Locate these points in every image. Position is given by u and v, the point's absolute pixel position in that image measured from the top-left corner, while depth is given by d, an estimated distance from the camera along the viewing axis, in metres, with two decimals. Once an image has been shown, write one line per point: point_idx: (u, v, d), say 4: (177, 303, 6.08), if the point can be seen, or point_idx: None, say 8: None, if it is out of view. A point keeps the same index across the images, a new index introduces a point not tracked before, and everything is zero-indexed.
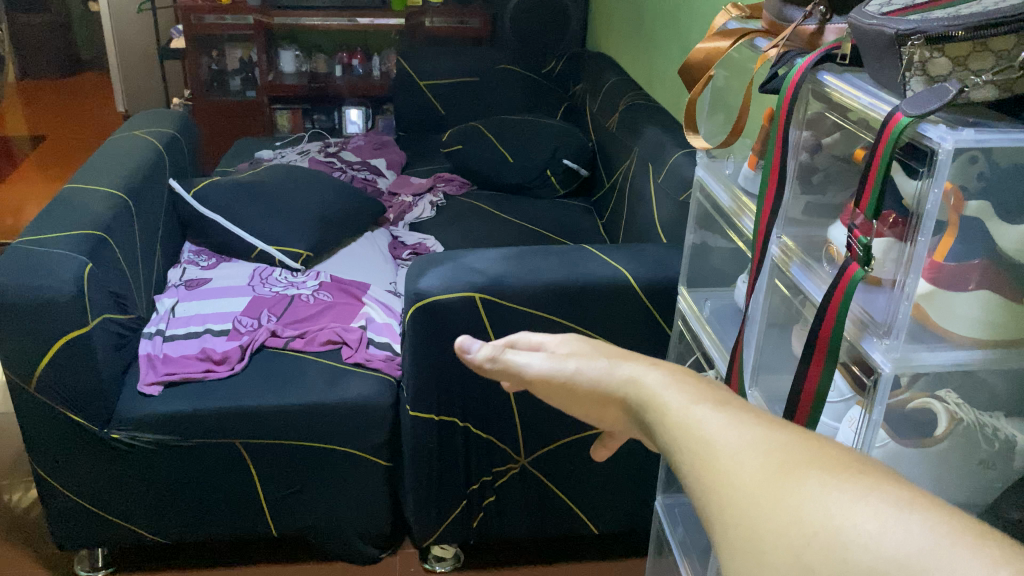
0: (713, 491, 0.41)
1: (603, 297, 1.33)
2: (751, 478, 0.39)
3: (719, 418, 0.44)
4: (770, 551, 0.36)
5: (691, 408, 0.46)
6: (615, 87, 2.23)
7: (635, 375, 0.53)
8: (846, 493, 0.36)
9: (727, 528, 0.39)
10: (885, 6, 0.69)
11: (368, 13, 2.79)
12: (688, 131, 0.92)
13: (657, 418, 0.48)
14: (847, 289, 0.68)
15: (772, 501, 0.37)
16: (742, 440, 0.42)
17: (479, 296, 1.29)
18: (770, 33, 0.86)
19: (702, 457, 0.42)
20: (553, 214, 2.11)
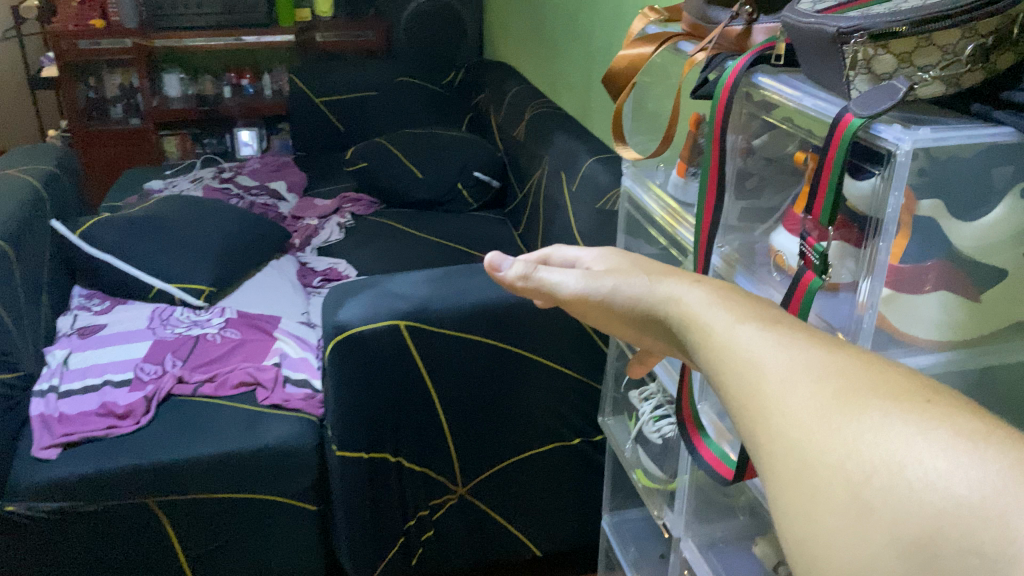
0: (759, 417, 0.39)
1: (532, 314, 1.28)
2: (808, 405, 0.37)
3: (765, 339, 0.42)
4: (824, 487, 0.34)
5: (735, 328, 0.44)
6: (519, 96, 2.20)
7: (681, 295, 0.52)
8: (911, 426, 0.33)
9: (775, 457, 0.37)
10: (816, 5, 0.66)
11: (255, 31, 2.68)
12: (618, 143, 0.89)
13: (700, 338, 0.47)
14: (805, 299, 0.65)
15: (827, 433, 0.35)
16: (794, 362, 0.39)
17: (403, 324, 1.22)
18: (693, 36, 0.83)
19: (747, 380, 0.40)
20: (467, 228, 2.05)
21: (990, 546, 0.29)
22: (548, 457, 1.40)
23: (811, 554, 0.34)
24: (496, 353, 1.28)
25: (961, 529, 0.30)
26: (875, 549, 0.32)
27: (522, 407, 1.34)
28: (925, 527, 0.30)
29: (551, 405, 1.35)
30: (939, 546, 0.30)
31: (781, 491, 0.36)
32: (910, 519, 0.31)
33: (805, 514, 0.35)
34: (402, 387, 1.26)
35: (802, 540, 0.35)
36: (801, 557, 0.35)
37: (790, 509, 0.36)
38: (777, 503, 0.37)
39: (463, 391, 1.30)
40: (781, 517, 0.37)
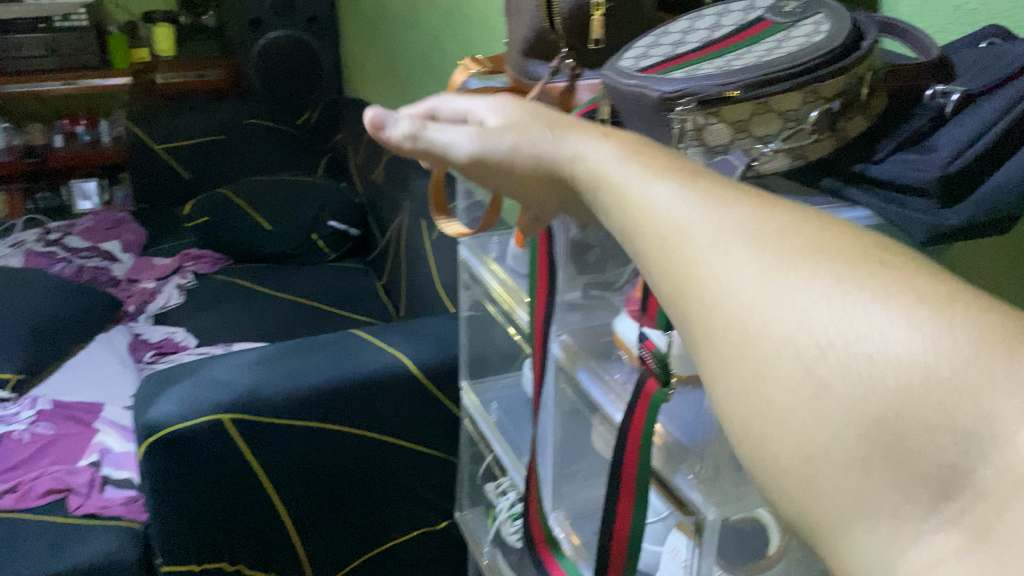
0: (684, 289, 0.30)
1: (380, 395, 1.13)
2: (747, 267, 0.28)
3: (683, 193, 0.32)
4: (770, 365, 0.27)
5: (651, 182, 0.33)
6: (378, 135, 2.04)
7: (588, 150, 0.37)
8: (867, 287, 0.25)
9: (710, 333, 0.29)
10: (641, 60, 0.56)
11: (87, 74, 2.44)
12: (440, 215, 0.78)
13: (609, 198, 0.35)
14: (648, 417, 0.53)
15: (772, 300, 0.27)
16: (724, 220, 0.30)
17: (226, 418, 1.05)
18: (516, 91, 0.73)
19: (665, 244, 0.31)
20: (325, 280, 1.89)
21: (968, 422, 0.23)
22: (415, 540, 1.25)
23: (753, 442, 0.28)
24: (342, 440, 1.12)
25: (932, 404, 0.23)
26: (829, 434, 0.25)
27: (379, 494, 1.19)
28: (889, 404, 0.24)
29: (411, 489, 1.21)
30: (907, 427, 0.23)
31: (715, 372, 0.29)
32: (867, 397, 0.24)
33: (745, 397, 0.28)
34: (233, 492, 1.09)
35: (741, 426, 0.28)
36: (746, 448, 0.28)
37: (732, 392, 0.28)
38: (712, 388, 0.30)
39: (309, 486, 1.13)
40: (719, 403, 0.29)
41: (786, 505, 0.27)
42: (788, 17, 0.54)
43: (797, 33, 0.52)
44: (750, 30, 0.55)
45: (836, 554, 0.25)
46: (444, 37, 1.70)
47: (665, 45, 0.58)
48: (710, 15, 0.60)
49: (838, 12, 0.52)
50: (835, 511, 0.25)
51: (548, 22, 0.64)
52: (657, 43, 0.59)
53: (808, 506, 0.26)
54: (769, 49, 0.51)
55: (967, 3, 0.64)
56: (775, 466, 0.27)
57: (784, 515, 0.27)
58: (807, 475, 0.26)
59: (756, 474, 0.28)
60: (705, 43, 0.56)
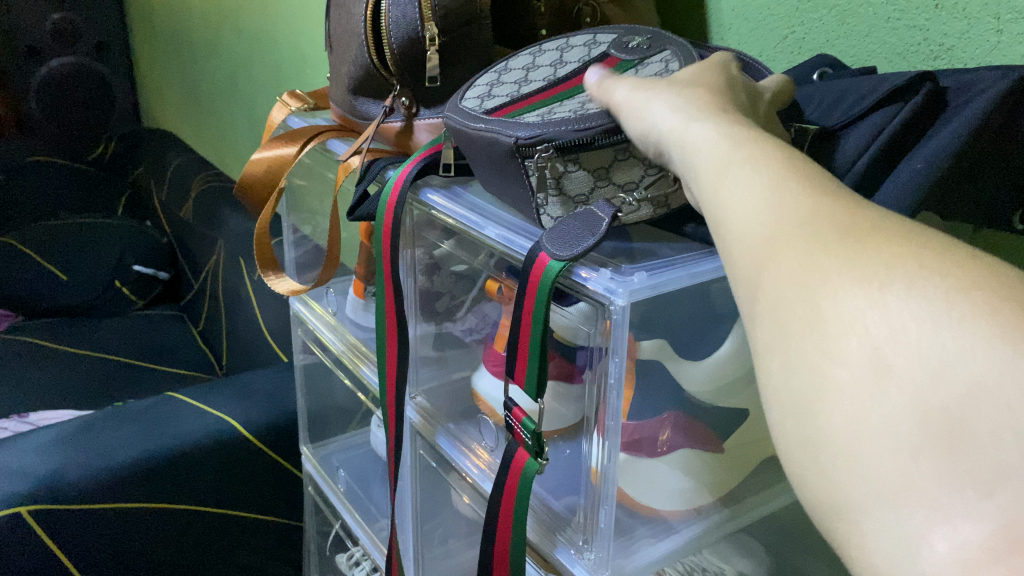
0: (759, 275, 0.29)
1: (209, 463, 1.02)
2: (826, 252, 0.27)
3: (776, 187, 0.30)
4: (835, 339, 0.25)
5: (742, 171, 0.32)
6: (182, 169, 1.89)
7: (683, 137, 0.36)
8: (951, 281, 0.24)
9: (780, 314, 0.27)
10: (488, 101, 0.52)
11: None
12: (267, 270, 0.69)
13: (705, 184, 0.34)
14: (522, 492, 0.48)
15: (850, 276, 0.25)
16: (814, 208, 0.29)
17: (26, 509, 0.89)
18: (347, 131, 0.67)
19: (747, 234, 0.30)
20: (131, 332, 1.72)
21: None
22: None
23: (799, 411, 0.26)
24: (167, 521, 0.99)
25: (999, 404, 0.22)
26: (884, 414, 0.23)
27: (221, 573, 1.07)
28: (958, 397, 0.22)
29: (249, 563, 1.09)
30: (970, 416, 0.22)
31: (773, 344, 0.27)
32: (934, 386, 0.22)
33: (795, 367, 0.26)
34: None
35: (791, 398, 0.26)
36: (778, 412, 0.27)
37: (779, 361, 0.27)
38: (756, 354, 0.29)
39: None
40: (761, 367, 0.28)
41: (812, 479, 0.25)
42: (633, 53, 0.51)
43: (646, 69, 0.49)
44: (597, 68, 0.51)
45: (856, 540, 0.24)
46: (252, 64, 1.60)
47: (508, 84, 0.54)
48: (554, 50, 0.56)
49: (685, 46, 0.50)
50: (870, 485, 0.23)
51: (377, 57, 0.59)
52: (500, 82, 0.54)
53: (838, 478, 0.24)
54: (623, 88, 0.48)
55: (793, 32, 0.65)
56: (812, 437, 0.25)
57: (807, 486, 0.26)
58: (844, 453, 0.24)
59: (785, 445, 0.27)
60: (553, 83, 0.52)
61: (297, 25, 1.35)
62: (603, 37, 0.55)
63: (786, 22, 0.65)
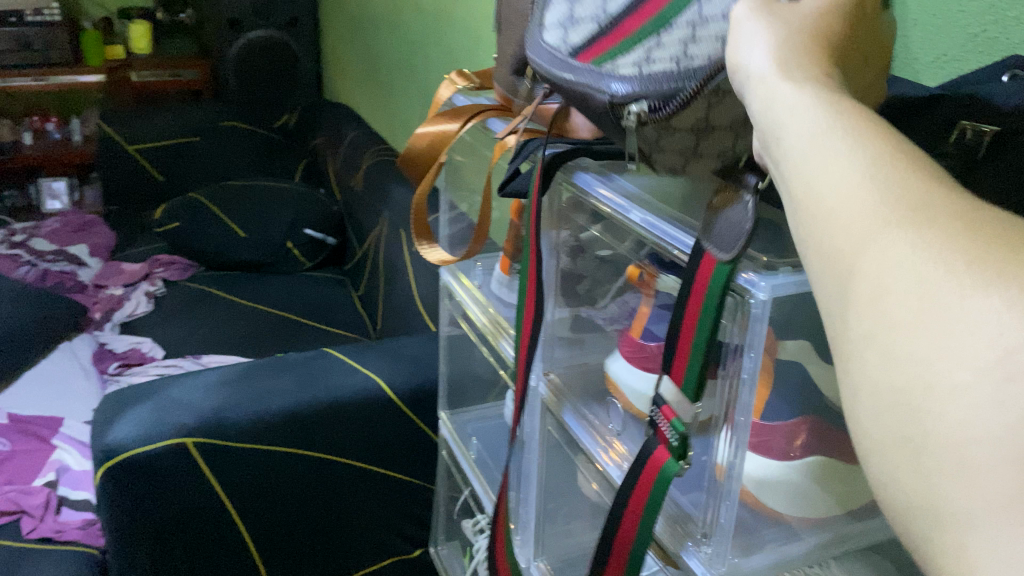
0: (850, 263, 0.28)
1: (354, 419, 1.07)
2: (929, 236, 0.26)
3: (886, 172, 0.28)
4: (956, 342, 0.24)
5: (842, 151, 0.30)
6: (356, 141, 1.99)
7: (784, 94, 0.33)
8: None
9: (887, 307, 0.26)
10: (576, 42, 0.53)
11: (63, 70, 2.37)
12: (421, 240, 0.72)
13: (800, 150, 0.31)
14: (655, 491, 0.48)
15: (979, 277, 0.24)
16: (931, 197, 0.27)
17: (190, 441, 0.98)
18: (507, 110, 0.68)
19: (845, 214, 0.29)
20: (296, 290, 1.84)
21: None
22: None
23: (908, 409, 0.25)
24: (312, 468, 1.06)
25: None
26: (1015, 425, 0.22)
27: (357, 524, 1.13)
28: None
29: (383, 515, 1.15)
30: None
31: (873, 332, 0.27)
32: None
33: (904, 361, 0.25)
34: (181, 518, 1.02)
35: (894, 392, 0.26)
36: (872, 403, 0.27)
37: (874, 346, 0.26)
38: (850, 342, 0.28)
39: (276, 516, 1.07)
40: (857, 356, 0.27)
41: (914, 481, 0.25)
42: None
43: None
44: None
45: (961, 546, 0.24)
46: (429, 44, 1.65)
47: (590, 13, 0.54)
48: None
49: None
50: (990, 497, 0.23)
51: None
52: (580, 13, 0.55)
53: (950, 487, 0.24)
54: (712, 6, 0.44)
55: (985, 30, 0.61)
56: (922, 437, 0.25)
57: (901, 490, 0.25)
58: (964, 461, 0.23)
59: (884, 439, 0.26)
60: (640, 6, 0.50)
61: (472, 9, 1.39)
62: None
63: (979, 19, 0.61)
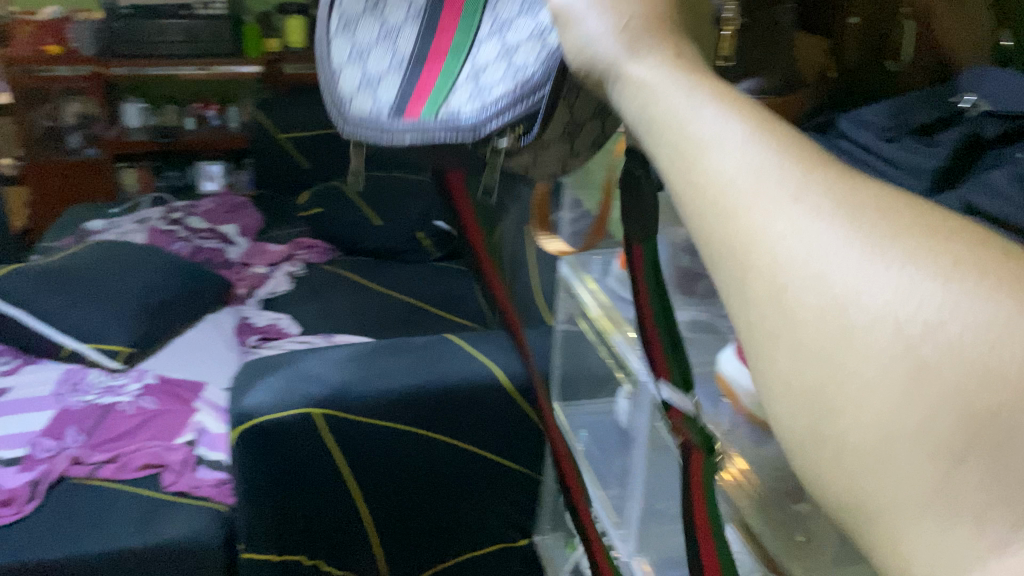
0: (724, 234, 0.26)
1: (470, 403, 1.10)
2: (812, 195, 0.25)
3: (748, 149, 0.26)
4: (855, 333, 0.23)
5: (699, 129, 0.28)
6: None
7: (639, 72, 0.31)
8: (993, 275, 0.21)
9: (777, 297, 0.24)
10: (401, 92, 0.61)
11: (225, 61, 2.53)
12: (541, 231, 0.73)
13: (660, 126, 0.29)
14: None
15: (868, 262, 0.23)
16: (806, 172, 0.25)
17: (318, 412, 1.04)
18: None
19: (719, 195, 0.27)
20: (423, 278, 1.90)
21: None
22: None
23: (818, 407, 0.23)
24: (428, 447, 1.10)
25: None
26: (924, 419, 0.21)
27: (467, 505, 1.17)
28: (1007, 404, 0.20)
29: (492, 500, 1.18)
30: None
31: (767, 324, 0.25)
32: (982, 391, 0.21)
33: (806, 354, 0.24)
34: (304, 482, 1.08)
35: (803, 391, 0.24)
36: (781, 399, 0.25)
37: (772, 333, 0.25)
38: (746, 336, 0.26)
39: (392, 490, 1.12)
40: (757, 350, 0.26)
41: (833, 481, 0.23)
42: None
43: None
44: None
45: (893, 549, 0.22)
46: None
47: (387, 55, 0.63)
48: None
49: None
50: (912, 492, 0.21)
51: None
52: (374, 63, 0.64)
53: (868, 485, 0.22)
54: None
55: None
56: (836, 438, 0.23)
57: (828, 493, 0.24)
58: (881, 457, 0.22)
59: (800, 443, 0.24)
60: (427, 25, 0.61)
61: None
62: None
63: None
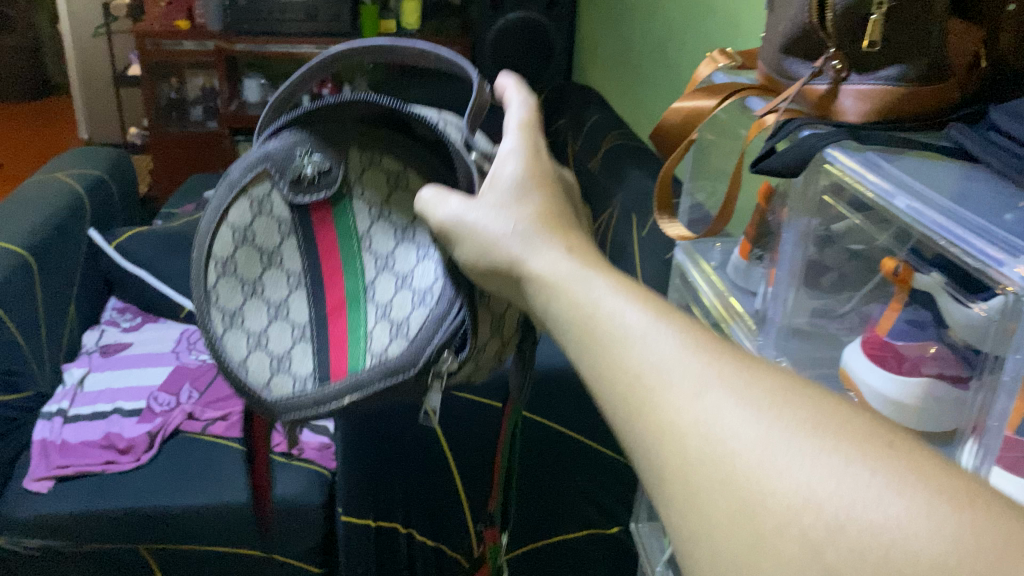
0: (649, 423, 0.37)
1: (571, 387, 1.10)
2: (735, 403, 0.34)
3: (692, 386, 0.36)
4: (772, 527, 0.30)
5: (660, 367, 0.38)
6: (599, 124, 2.01)
7: (620, 320, 0.41)
8: (881, 474, 0.29)
9: (712, 506, 0.33)
10: (322, 361, 0.65)
11: (341, 40, 2.59)
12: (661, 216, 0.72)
13: (623, 371, 0.39)
14: None
15: (782, 466, 0.31)
16: (739, 394, 0.35)
17: None
18: (768, 91, 0.67)
19: (674, 421, 0.36)
20: None
21: None
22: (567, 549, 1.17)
23: None
24: None
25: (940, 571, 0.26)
26: None
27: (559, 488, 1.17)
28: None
29: (585, 485, 1.18)
30: None
31: (710, 526, 0.33)
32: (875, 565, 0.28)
33: (742, 541, 0.31)
34: (403, 451, 1.10)
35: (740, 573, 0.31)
36: None
37: (679, 496, 0.35)
38: (693, 540, 0.34)
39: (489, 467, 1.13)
40: (705, 548, 0.33)
41: None
42: (322, 188, 0.63)
43: (377, 223, 0.65)
44: (320, 232, 0.65)
45: None
46: (684, 30, 1.63)
47: (286, 331, 0.65)
48: (255, 255, 0.64)
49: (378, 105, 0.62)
50: None
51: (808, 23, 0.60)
52: (275, 341, 0.65)
53: None
54: (385, 230, 0.65)
55: None
56: None
57: None
58: None
59: None
60: (312, 286, 0.65)
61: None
62: (275, 166, 0.62)
63: None
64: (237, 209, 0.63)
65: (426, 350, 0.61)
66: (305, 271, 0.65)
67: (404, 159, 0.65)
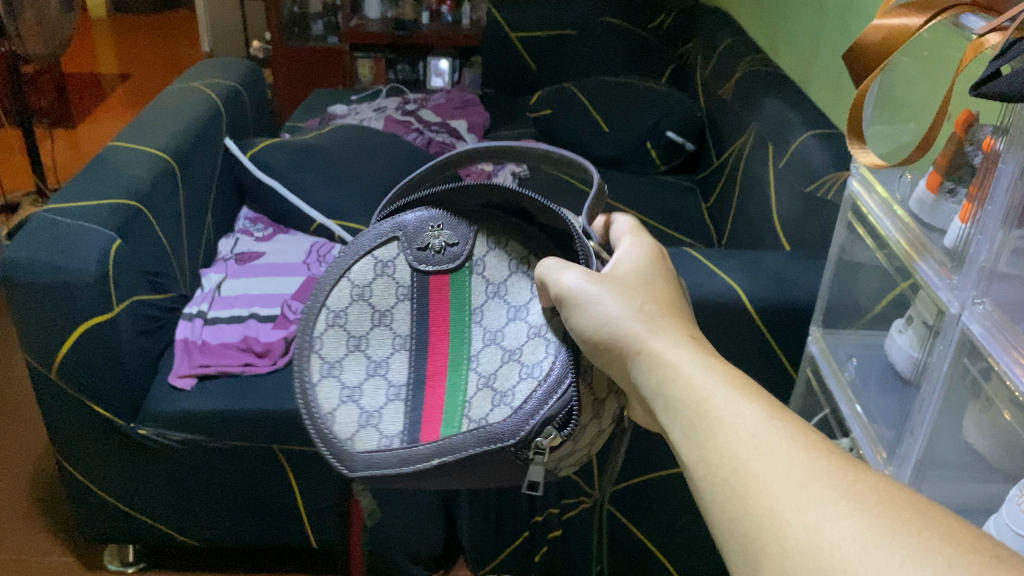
0: (746, 496, 0.43)
1: (709, 320, 1.06)
2: (845, 503, 0.40)
3: (795, 485, 0.41)
4: None
5: (761, 463, 0.43)
6: (732, 48, 1.92)
7: (744, 416, 0.46)
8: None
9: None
10: (408, 423, 0.69)
11: None
12: (853, 142, 0.68)
13: (727, 464, 0.45)
14: None
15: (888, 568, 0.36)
16: (842, 496, 0.40)
17: None
18: (987, 10, 0.61)
19: (773, 510, 0.41)
20: (650, 192, 1.86)
21: None
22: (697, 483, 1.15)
23: None
24: None
25: None
26: None
27: None
28: None
29: None
30: None
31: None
32: None
33: None
34: None
35: None
36: None
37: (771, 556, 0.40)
38: None
39: None
40: None
41: None
42: (446, 258, 0.74)
43: (491, 299, 0.73)
44: (436, 298, 0.73)
45: None
46: None
47: (381, 389, 0.71)
48: (368, 312, 0.74)
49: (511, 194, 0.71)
50: None
51: None
52: (367, 399, 0.71)
53: None
54: (499, 304, 0.73)
55: None
56: None
57: None
58: None
59: None
60: (418, 346, 0.72)
61: None
62: (406, 236, 0.74)
63: None
64: (360, 270, 0.74)
65: (529, 423, 0.63)
66: (409, 336, 0.73)
67: (529, 245, 0.74)
